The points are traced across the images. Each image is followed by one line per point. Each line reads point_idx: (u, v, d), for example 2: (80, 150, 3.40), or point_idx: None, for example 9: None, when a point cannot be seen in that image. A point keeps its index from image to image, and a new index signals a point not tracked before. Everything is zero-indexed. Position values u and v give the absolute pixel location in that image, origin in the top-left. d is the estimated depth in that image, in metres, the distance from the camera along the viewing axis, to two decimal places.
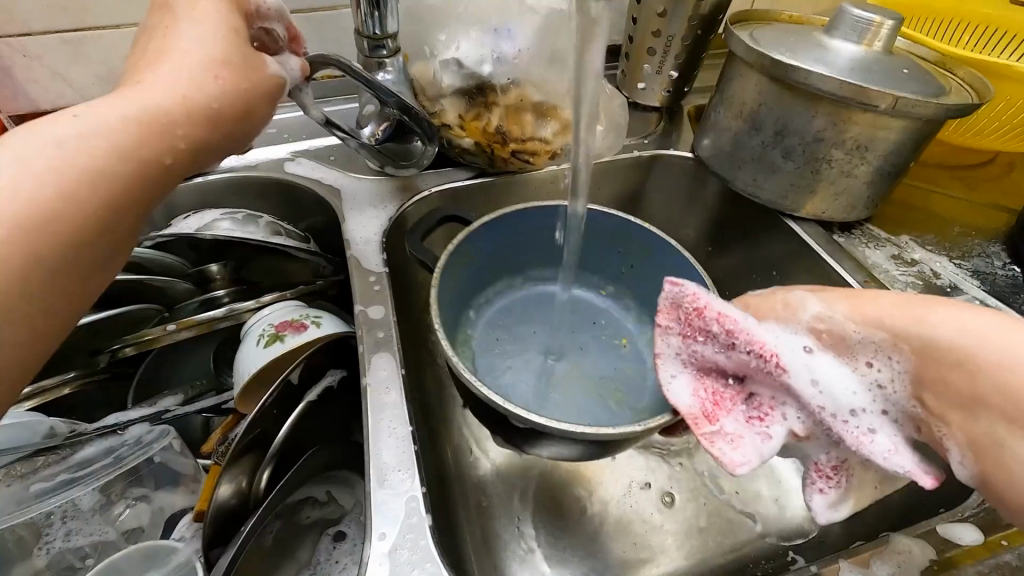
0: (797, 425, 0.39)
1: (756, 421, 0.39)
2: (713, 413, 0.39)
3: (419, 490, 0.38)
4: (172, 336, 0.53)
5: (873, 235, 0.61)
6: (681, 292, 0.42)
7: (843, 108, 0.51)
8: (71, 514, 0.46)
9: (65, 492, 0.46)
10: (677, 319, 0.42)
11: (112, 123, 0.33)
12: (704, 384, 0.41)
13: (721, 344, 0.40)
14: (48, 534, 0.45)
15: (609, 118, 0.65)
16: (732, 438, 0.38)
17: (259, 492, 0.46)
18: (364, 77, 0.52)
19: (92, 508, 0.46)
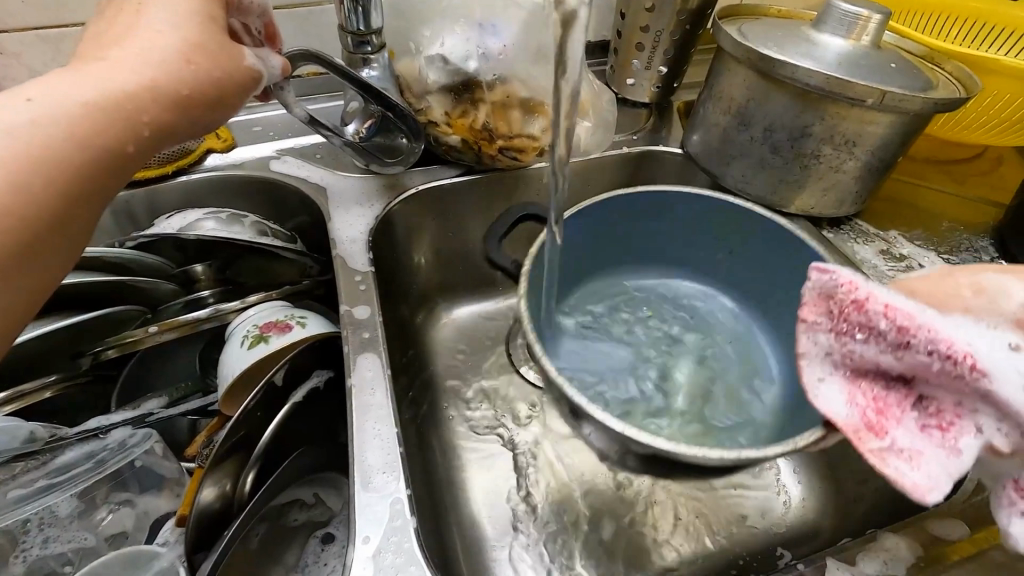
0: (999, 440, 0.30)
1: (936, 435, 0.31)
2: (882, 425, 0.32)
3: (404, 492, 0.38)
4: (156, 338, 0.53)
5: (862, 230, 0.61)
6: (831, 279, 0.34)
7: (830, 103, 0.51)
8: (48, 520, 0.45)
9: (42, 499, 0.45)
10: (825, 312, 0.34)
11: (70, 110, 0.33)
12: (861, 390, 0.33)
13: (890, 345, 0.32)
14: (24, 542, 0.44)
15: (597, 115, 0.64)
16: (909, 456, 0.30)
17: (242, 494, 0.46)
18: (341, 70, 0.51)
19: (70, 514, 0.45)
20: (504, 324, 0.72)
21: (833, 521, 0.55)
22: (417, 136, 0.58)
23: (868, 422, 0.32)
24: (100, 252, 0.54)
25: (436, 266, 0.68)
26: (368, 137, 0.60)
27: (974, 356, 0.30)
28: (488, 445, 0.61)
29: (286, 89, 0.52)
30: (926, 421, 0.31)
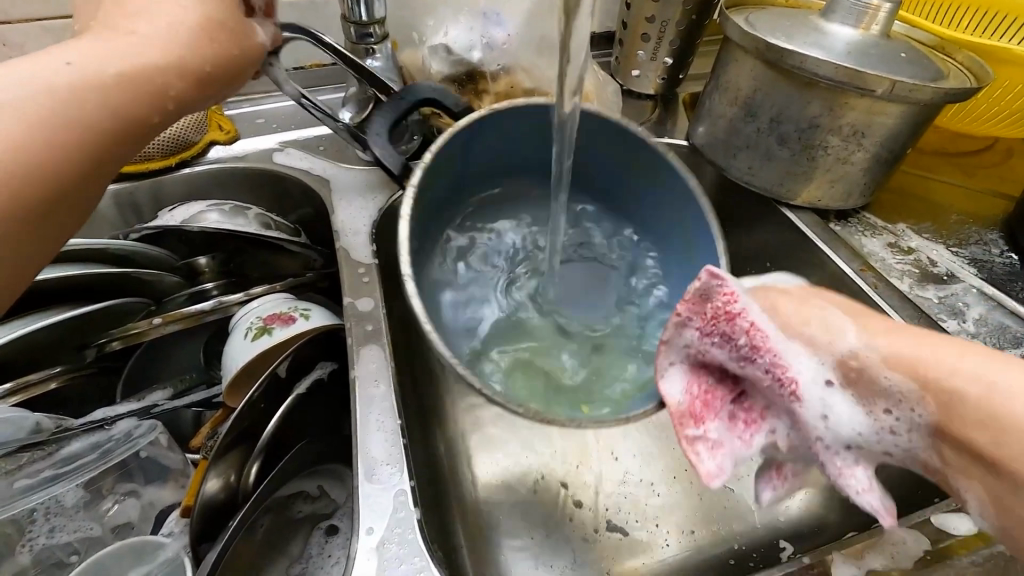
0: (782, 439, 0.36)
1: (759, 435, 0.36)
2: (700, 417, 0.36)
3: (408, 484, 0.38)
4: (160, 329, 0.53)
5: (869, 223, 0.60)
6: (717, 283, 0.36)
7: (838, 93, 0.50)
8: (55, 510, 0.45)
9: (48, 489, 0.45)
10: (699, 313, 0.36)
11: (105, 79, 0.33)
12: (696, 381, 0.37)
13: (740, 354, 0.35)
14: (31, 531, 0.44)
15: (603, 106, 0.64)
16: (736, 444, 0.36)
17: (247, 485, 0.46)
18: (333, 46, 0.48)
19: (76, 504, 0.46)
20: None
21: (838, 517, 0.55)
22: None
23: (688, 415, 0.36)
24: (104, 244, 0.54)
25: None
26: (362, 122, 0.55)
27: (799, 385, 0.34)
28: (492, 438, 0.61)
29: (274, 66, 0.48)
30: (741, 419, 0.36)
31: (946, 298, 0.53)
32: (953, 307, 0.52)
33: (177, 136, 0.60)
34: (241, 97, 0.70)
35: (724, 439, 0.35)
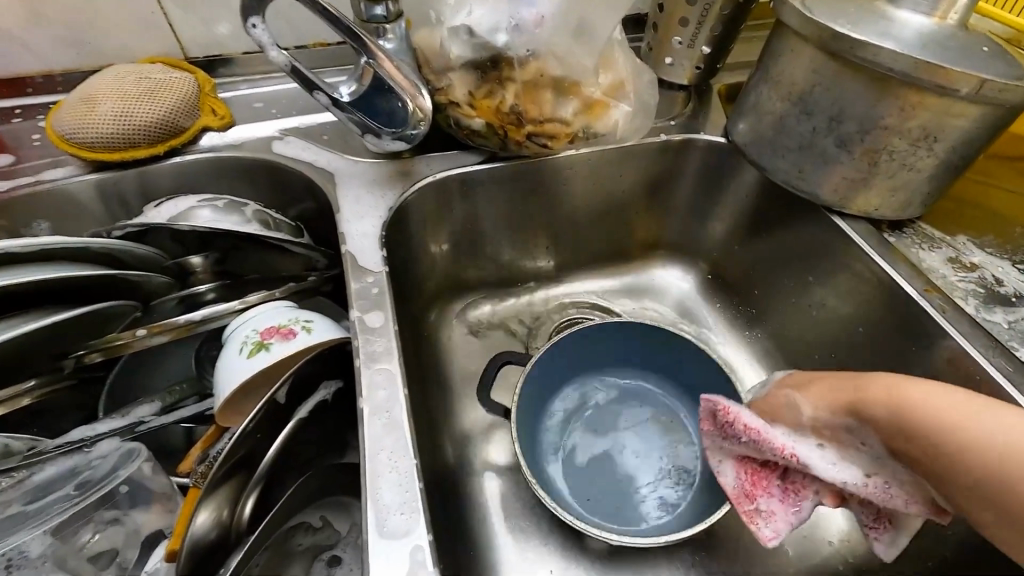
0: (827, 498, 0.41)
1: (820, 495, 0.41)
2: (749, 492, 0.42)
3: (426, 538, 0.33)
4: (144, 341, 0.48)
5: (926, 234, 0.55)
6: (713, 404, 0.43)
7: (912, 90, 0.44)
8: (18, 562, 0.40)
9: (14, 536, 0.40)
10: (715, 430, 0.43)
11: None
12: (743, 468, 0.43)
13: (755, 447, 0.41)
14: None
15: (638, 98, 0.58)
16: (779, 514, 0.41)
17: (240, 524, 0.41)
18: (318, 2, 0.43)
19: (43, 553, 0.40)
20: (522, 324, 0.68)
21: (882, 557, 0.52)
22: (417, 91, 0.49)
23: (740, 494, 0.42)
24: (85, 242, 0.48)
25: (453, 262, 0.63)
26: (363, 100, 0.50)
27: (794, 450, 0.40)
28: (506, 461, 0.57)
29: (260, 28, 0.44)
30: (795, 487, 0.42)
31: (1016, 323, 0.48)
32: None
33: (167, 120, 0.54)
34: (237, 77, 0.64)
35: (771, 515, 0.41)
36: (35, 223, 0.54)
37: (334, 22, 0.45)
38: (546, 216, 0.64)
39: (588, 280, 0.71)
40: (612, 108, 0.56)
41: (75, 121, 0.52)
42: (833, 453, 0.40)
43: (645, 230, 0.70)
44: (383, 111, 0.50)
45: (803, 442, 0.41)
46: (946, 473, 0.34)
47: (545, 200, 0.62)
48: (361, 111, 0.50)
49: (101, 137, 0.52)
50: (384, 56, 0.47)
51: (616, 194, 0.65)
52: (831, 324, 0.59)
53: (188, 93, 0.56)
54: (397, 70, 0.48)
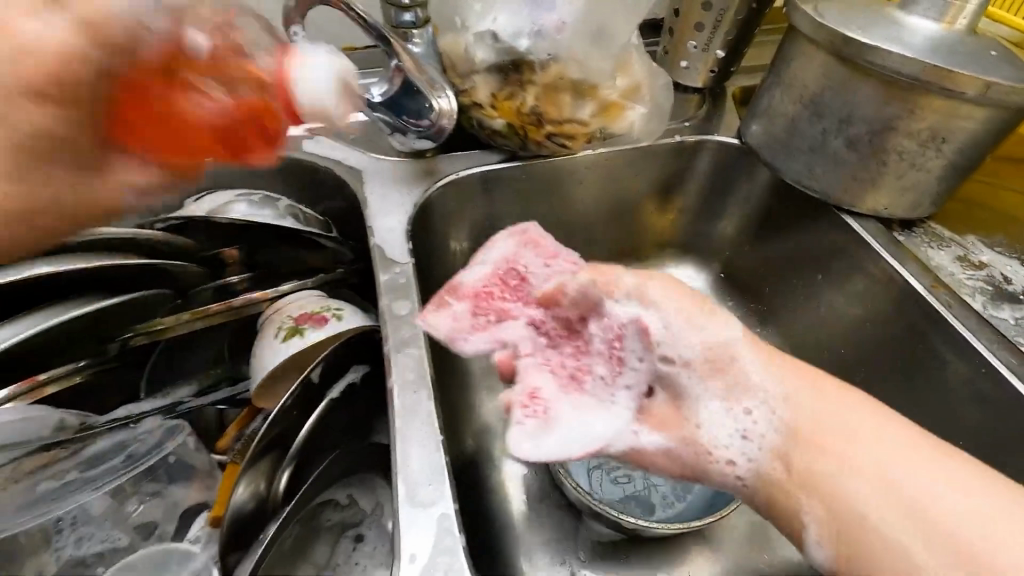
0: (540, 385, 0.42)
1: (574, 395, 0.41)
2: (491, 324, 0.48)
3: (452, 507, 0.35)
4: (187, 325, 0.52)
5: (936, 234, 0.56)
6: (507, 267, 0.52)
7: (920, 94, 0.46)
8: (83, 518, 0.46)
9: (78, 497, 0.45)
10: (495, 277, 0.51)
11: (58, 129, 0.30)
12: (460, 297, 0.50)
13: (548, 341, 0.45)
14: (58, 539, 0.45)
15: (653, 100, 0.60)
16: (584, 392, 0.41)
17: (276, 498, 0.44)
18: (353, 11, 0.48)
19: (103, 513, 0.47)
20: None
21: None
22: (443, 94, 0.52)
23: (475, 321, 0.48)
24: (132, 233, 0.50)
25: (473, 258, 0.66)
26: (393, 101, 0.53)
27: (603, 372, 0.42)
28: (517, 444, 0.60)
29: (300, 36, 0.48)
30: (569, 382, 0.42)
31: (1023, 320, 0.50)
32: None
33: None
34: None
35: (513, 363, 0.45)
36: None
37: (367, 28, 0.50)
38: (562, 215, 0.66)
39: None
40: (628, 109, 0.58)
41: None
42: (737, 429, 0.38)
43: (658, 229, 0.72)
44: (412, 110, 0.52)
45: (620, 304, 0.42)
46: (864, 475, 0.34)
47: (561, 197, 0.64)
48: (390, 112, 0.53)
49: None
50: (411, 59, 0.50)
51: (632, 192, 0.67)
52: (839, 323, 0.60)
53: None
54: (422, 74, 0.51)
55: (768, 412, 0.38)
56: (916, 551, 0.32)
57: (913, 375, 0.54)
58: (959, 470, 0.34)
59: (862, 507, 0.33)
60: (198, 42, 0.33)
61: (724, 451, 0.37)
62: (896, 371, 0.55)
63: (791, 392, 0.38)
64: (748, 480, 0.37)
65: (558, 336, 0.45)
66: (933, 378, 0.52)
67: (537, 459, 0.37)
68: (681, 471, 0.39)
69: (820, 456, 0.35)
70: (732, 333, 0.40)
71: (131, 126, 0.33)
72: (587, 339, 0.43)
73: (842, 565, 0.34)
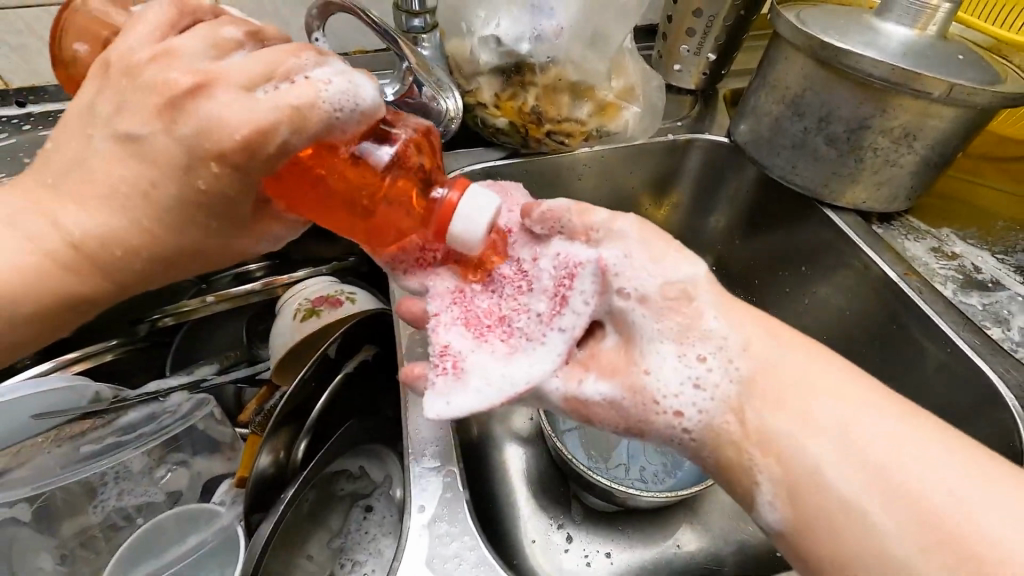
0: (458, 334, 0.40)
1: (492, 346, 0.39)
2: (431, 268, 0.44)
3: (456, 466, 0.39)
4: (210, 307, 0.57)
5: (912, 227, 0.60)
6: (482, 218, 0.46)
7: (892, 95, 0.50)
8: (123, 474, 0.49)
9: (114, 456, 0.48)
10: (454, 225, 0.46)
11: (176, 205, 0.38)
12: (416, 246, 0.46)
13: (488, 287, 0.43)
14: (101, 493, 0.48)
15: (647, 101, 0.64)
16: (493, 344, 0.39)
17: (295, 463, 0.48)
18: (363, 15, 0.50)
19: (141, 470, 0.50)
20: None
21: None
22: (448, 95, 0.56)
23: (399, 258, 0.45)
24: None
25: None
26: (405, 100, 0.57)
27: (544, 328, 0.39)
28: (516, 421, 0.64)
29: (321, 41, 0.53)
30: (479, 333, 0.39)
31: (990, 305, 0.53)
32: (997, 315, 0.53)
33: None
34: None
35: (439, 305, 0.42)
36: None
37: (377, 31, 0.52)
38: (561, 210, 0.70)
39: None
40: (623, 109, 0.62)
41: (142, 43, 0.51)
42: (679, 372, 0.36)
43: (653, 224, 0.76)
44: (420, 110, 0.56)
45: (585, 246, 0.40)
46: (820, 436, 0.33)
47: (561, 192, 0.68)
48: (403, 110, 0.57)
49: None
50: (419, 61, 0.54)
51: (628, 187, 0.71)
52: (822, 312, 0.64)
53: None
54: (430, 75, 0.55)
55: (723, 360, 0.36)
56: (868, 509, 0.31)
57: (888, 359, 0.57)
58: (914, 427, 0.33)
59: (816, 467, 0.33)
60: (382, 160, 0.39)
61: (673, 401, 0.35)
62: (874, 355, 0.59)
63: (750, 341, 0.37)
64: (696, 434, 0.36)
65: (501, 280, 0.43)
66: (906, 361, 0.55)
67: (451, 416, 0.35)
68: (625, 424, 0.37)
69: (780, 401, 0.35)
70: (694, 271, 0.38)
71: (293, 187, 0.40)
72: (535, 277, 0.41)
73: (796, 527, 0.33)
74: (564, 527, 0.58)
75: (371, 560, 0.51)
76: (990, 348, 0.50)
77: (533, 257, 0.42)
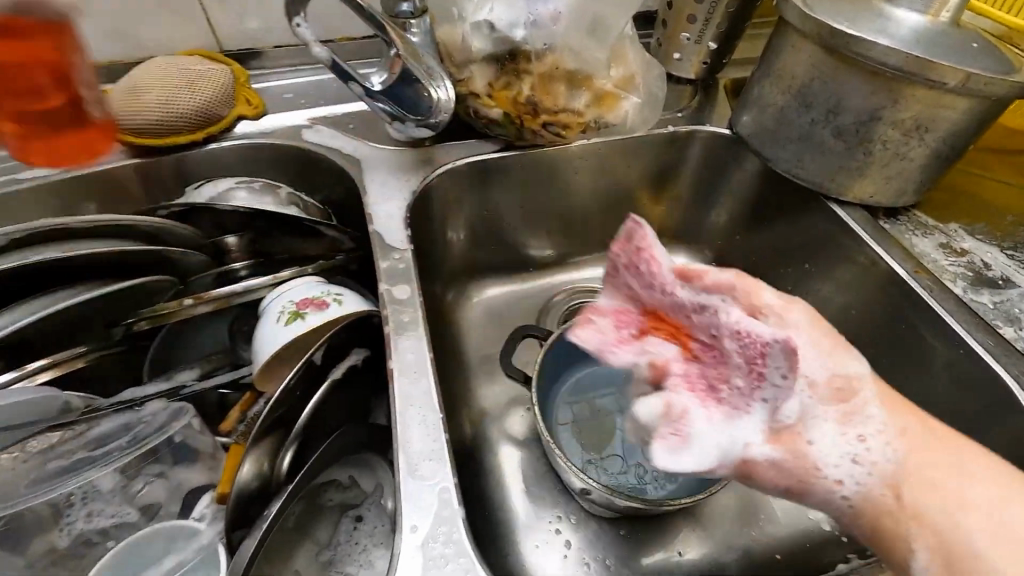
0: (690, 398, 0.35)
1: (711, 406, 0.36)
2: (631, 342, 0.40)
3: (452, 481, 0.37)
4: (188, 311, 0.52)
5: (920, 222, 0.58)
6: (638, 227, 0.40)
7: (905, 84, 0.47)
8: (91, 495, 0.46)
9: (81, 475, 0.45)
10: (627, 251, 0.41)
11: None
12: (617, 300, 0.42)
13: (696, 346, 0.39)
14: (67, 516, 0.45)
15: (647, 90, 0.61)
16: (773, 392, 0.35)
17: (280, 476, 0.44)
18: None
19: (111, 489, 0.46)
20: (532, 307, 0.72)
21: None
22: (441, 83, 0.53)
23: (630, 313, 0.42)
24: (133, 220, 0.52)
25: (471, 246, 0.67)
26: (392, 90, 0.54)
27: (737, 429, 0.35)
28: (511, 419, 0.63)
29: (303, 27, 0.48)
30: (705, 391, 0.36)
31: (1002, 303, 0.52)
32: (1009, 313, 0.51)
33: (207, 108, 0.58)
34: (268, 69, 0.68)
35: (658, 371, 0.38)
36: (84, 204, 0.59)
37: (365, 16, 0.49)
38: (554, 205, 0.67)
39: (595, 267, 0.75)
40: (622, 99, 0.59)
41: (118, 107, 0.56)
42: (840, 430, 0.37)
43: (653, 219, 0.74)
44: (410, 100, 0.54)
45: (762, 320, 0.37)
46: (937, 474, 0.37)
47: (556, 187, 0.65)
48: (391, 101, 0.54)
49: (147, 123, 0.57)
50: (407, 49, 0.51)
51: (627, 181, 0.68)
52: (825, 311, 0.62)
53: (223, 83, 0.60)
54: (421, 63, 0.52)
55: (882, 439, 0.37)
56: None
57: (896, 359, 0.56)
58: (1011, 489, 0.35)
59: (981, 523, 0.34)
60: None
61: (834, 470, 0.37)
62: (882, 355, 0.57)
63: (904, 427, 0.38)
64: (854, 501, 0.37)
65: (695, 330, 0.39)
66: (914, 361, 0.54)
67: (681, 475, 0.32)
68: (791, 482, 0.37)
69: (927, 490, 0.36)
70: (859, 368, 0.39)
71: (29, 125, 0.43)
72: (720, 346, 0.37)
73: None
74: (563, 533, 0.56)
75: (362, 571, 0.48)
76: (1005, 348, 0.48)
77: (697, 305, 0.39)
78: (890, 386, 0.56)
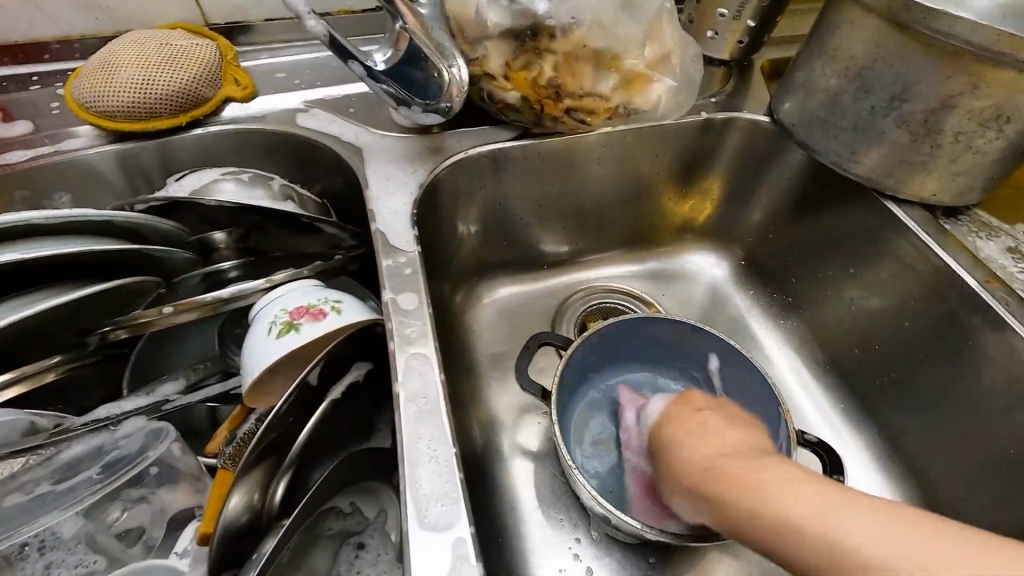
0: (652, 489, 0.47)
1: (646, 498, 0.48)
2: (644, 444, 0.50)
3: (468, 532, 0.32)
4: (169, 319, 0.46)
5: (984, 222, 0.52)
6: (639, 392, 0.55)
7: (988, 67, 0.41)
8: (50, 543, 0.41)
9: (47, 516, 0.41)
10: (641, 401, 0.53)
11: None
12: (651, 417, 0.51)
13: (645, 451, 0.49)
14: (22, 568, 0.40)
15: (681, 72, 0.55)
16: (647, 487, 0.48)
17: (272, 508, 0.40)
18: None
19: (74, 535, 0.41)
20: (548, 308, 0.66)
21: None
22: (450, 61, 0.47)
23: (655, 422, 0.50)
24: (110, 216, 0.46)
25: (481, 242, 0.61)
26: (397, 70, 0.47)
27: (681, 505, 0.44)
28: (528, 426, 0.58)
29: None
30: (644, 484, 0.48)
31: None
32: None
33: (190, 88, 0.52)
34: (259, 45, 0.61)
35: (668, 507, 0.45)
36: (57, 195, 0.53)
37: None
38: (572, 199, 0.61)
39: (615, 264, 0.69)
40: (653, 82, 0.53)
41: (91, 89, 0.51)
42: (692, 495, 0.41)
43: (680, 212, 0.68)
44: (417, 82, 0.47)
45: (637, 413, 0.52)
46: (802, 531, 0.30)
47: (575, 179, 0.60)
48: (396, 83, 0.48)
49: (122, 105, 0.50)
50: (416, 21, 0.45)
51: (654, 171, 0.62)
52: (871, 319, 0.57)
53: (210, 61, 0.54)
54: (431, 39, 0.46)
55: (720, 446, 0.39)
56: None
57: (956, 374, 0.50)
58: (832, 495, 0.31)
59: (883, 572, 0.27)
60: None
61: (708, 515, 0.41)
62: (937, 367, 0.52)
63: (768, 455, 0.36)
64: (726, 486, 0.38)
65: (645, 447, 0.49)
66: (979, 378, 0.49)
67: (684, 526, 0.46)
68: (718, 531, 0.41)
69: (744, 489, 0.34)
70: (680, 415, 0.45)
71: None
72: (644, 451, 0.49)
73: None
74: (583, 559, 0.51)
75: None
76: None
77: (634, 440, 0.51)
78: (950, 403, 0.51)
